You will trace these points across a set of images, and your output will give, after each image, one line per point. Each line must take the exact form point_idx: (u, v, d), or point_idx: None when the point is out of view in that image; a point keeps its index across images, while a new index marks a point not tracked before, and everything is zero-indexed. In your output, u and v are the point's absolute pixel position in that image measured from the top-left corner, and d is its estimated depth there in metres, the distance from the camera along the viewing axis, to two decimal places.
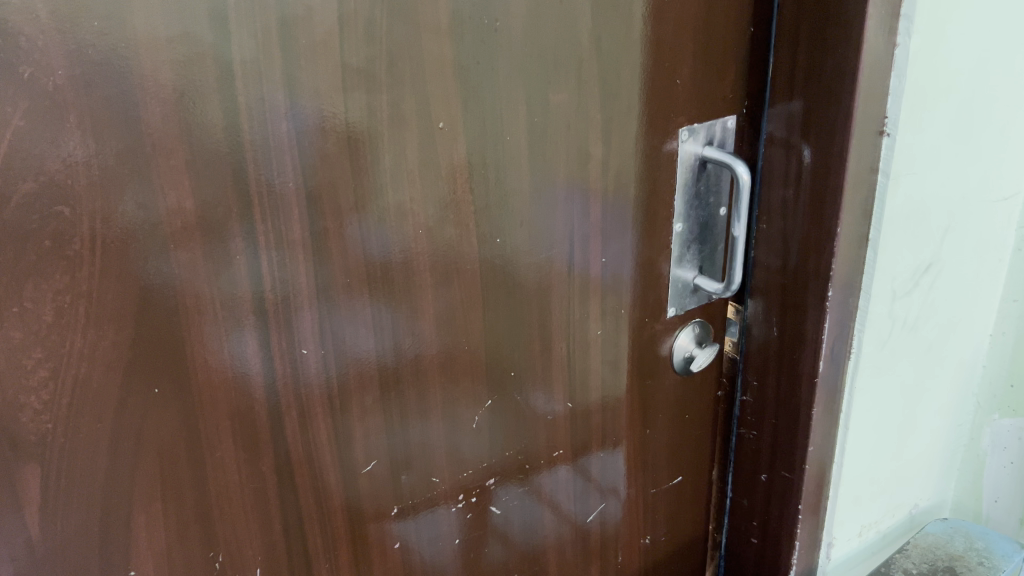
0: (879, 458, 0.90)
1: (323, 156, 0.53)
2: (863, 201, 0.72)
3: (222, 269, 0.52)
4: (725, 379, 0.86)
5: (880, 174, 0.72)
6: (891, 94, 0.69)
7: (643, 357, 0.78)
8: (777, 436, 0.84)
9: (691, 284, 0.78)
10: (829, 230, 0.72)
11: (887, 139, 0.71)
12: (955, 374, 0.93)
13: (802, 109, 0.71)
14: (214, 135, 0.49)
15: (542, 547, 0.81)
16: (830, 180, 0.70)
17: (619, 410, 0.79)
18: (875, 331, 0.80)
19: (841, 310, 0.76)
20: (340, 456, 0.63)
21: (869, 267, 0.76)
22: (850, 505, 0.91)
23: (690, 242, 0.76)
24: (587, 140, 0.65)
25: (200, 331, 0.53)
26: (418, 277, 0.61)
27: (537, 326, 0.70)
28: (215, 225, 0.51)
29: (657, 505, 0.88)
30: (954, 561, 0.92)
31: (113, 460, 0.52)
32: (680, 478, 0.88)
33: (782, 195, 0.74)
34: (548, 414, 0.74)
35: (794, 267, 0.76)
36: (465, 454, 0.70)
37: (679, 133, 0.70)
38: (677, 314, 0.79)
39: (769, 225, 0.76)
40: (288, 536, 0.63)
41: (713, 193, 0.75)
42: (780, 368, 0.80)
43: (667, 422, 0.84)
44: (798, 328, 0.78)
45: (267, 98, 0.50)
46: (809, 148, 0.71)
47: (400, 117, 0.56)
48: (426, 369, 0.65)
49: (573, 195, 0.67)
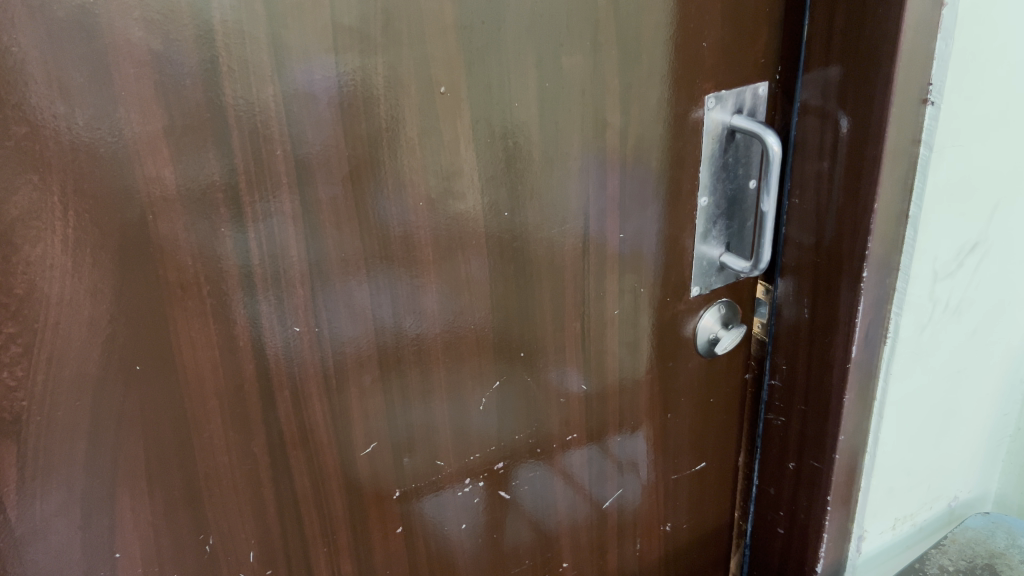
0: (917, 449, 0.85)
1: (315, 123, 0.50)
2: (904, 175, 0.67)
3: (206, 242, 0.49)
4: (753, 362, 0.82)
5: (923, 146, 0.67)
6: (936, 59, 0.64)
7: (664, 338, 0.75)
8: (806, 423, 0.79)
9: (717, 262, 0.74)
10: (866, 205, 0.67)
11: (931, 108, 0.66)
12: (1002, 362, 0.87)
13: (839, 75, 0.65)
14: (193, 98, 0.46)
15: (555, 532, 0.78)
16: (867, 152, 0.65)
17: (638, 392, 0.76)
18: (914, 314, 0.75)
19: (877, 292, 0.71)
20: (338, 437, 0.60)
21: (908, 246, 0.71)
22: (884, 497, 0.86)
23: (716, 217, 0.72)
24: (603, 106, 0.61)
25: (183, 307, 0.50)
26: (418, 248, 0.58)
27: (549, 304, 0.66)
28: (197, 195, 0.48)
29: (679, 491, 0.84)
30: (994, 558, 0.87)
31: (93, 438, 0.50)
32: (704, 465, 0.85)
33: (817, 168, 0.69)
34: (562, 396, 0.71)
35: (827, 245, 0.71)
36: (473, 436, 0.68)
37: (705, 100, 0.66)
38: (701, 293, 0.75)
39: (802, 200, 0.71)
40: (283, 519, 0.60)
41: (742, 165, 0.71)
42: (811, 352, 0.76)
43: (689, 406, 0.80)
44: (830, 310, 0.73)
45: (251, 60, 0.47)
46: (846, 116, 0.66)
47: (398, 81, 0.52)
48: (429, 349, 0.62)
49: (588, 165, 0.63)
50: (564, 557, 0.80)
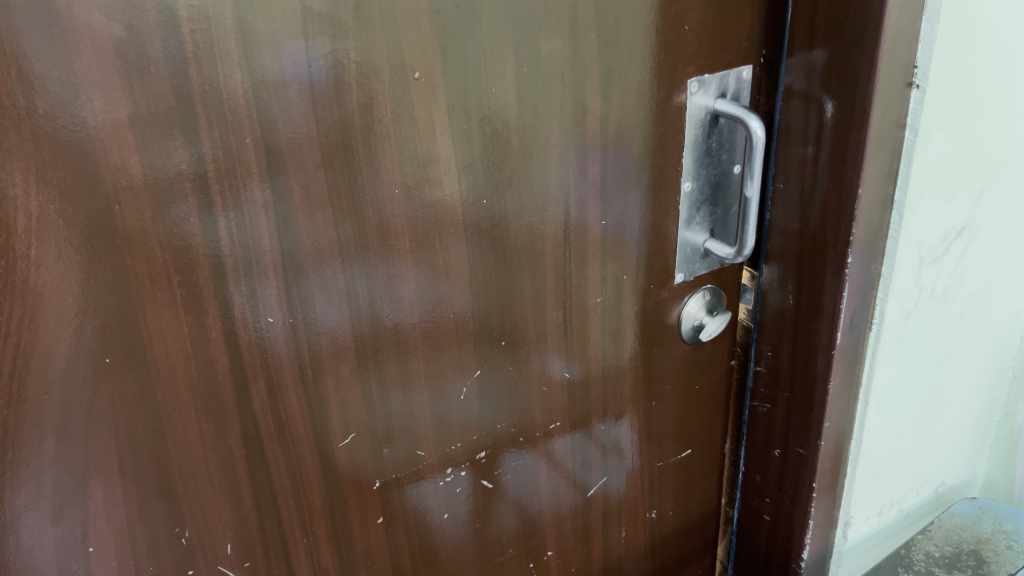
0: (902, 435, 0.84)
1: (285, 110, 0.49)
2: (889, 160, 0.66)
3: (175, 232, 0.49)
4: (739, 348, 0.81)
5: (908, 130, 0.66)
6: (921, 42, 0.63)
7: (647, 325, 0.74)
8: (791, 411, 0.78)
9: (701, 248, 0.73)
10: (850, 190, 0.66)
11: (915, 91, 0.65)
12: (989, 347, 0.86)
13: (823, 59, 0.64)
14: (158, 85, 0.45)
15: (539, 521, 0.77)
16: (851, 137, 0.65)
17: (622, 379, 0.75)
18: (900, 301, 0.74)
19: (862, 278, 0.70)
20: (315, 428, 0.59)
21: (893, 231, 0.70)
22: (869, 484, 0.85)
23: (700, 203, 0.71)
24: (583, 91, 0.60)
25: (153, 298, 0.49)
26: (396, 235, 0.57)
27: (530, 292, 0.66)
28: (165, 185, 0.47)
29: (665, 478, 0.84)
30: (980, 544, 0.86)
31: (62, 431, 0.49)
32: (689, 452, 0.84)
33: (801, 153, 0.68)
34: (545, 384, 0.71)
35: (812, 231, 0.70)
36: (454, 426, 0.67)
37: (688, 84, 0.65)
38: (685, 280, 0.74)
39: (787, 185, 0.70)
40: (260, 511, 0.60)
41: (726, 150, 0.70)
42: (796, 339, 0.75)
43: (673, 393, 0.79)
44: (814, 297, 0.72)
45: (218, 45, 0.46)
46: (830, 100, 0.65)
47: (370, 67, 0.51)
48: (408, 338, 0.61)
49: (568, 151, 0.62)
50: (548, 545, 0.79)
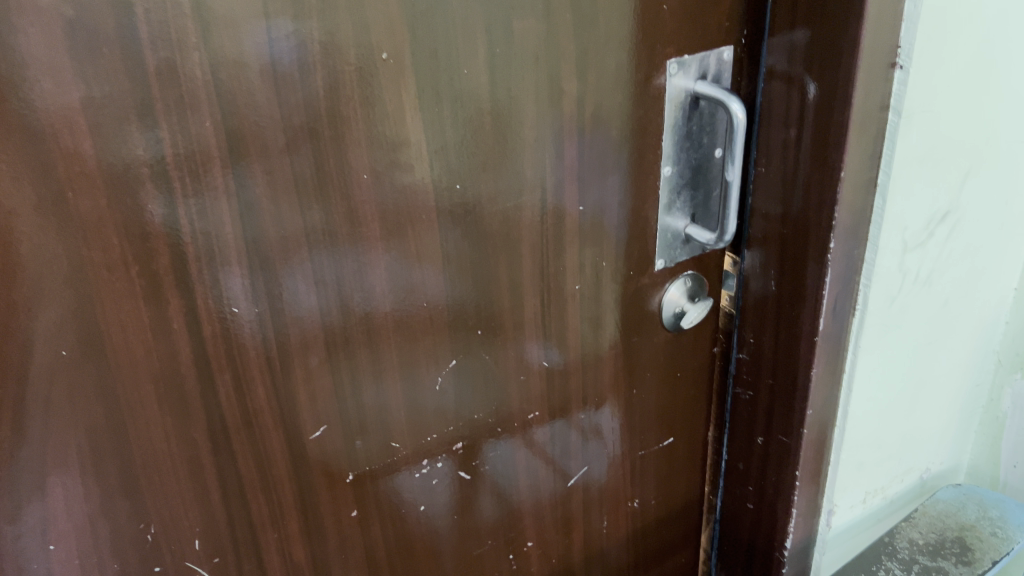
0: (887, 423, 0.83)
1: (246, 93, 0.48)
2: (872, 143, 0.65)
3: (133, 220, 0.47)
4: (721, 335, 0.80)
5: (891, 112, 0.64)
6: (905, 21, 0.61)
7: (628, 313, 0.73)
8: (773, 399, 0.77)
9: (682, 234, 0.72)
10: (833, 174, 0.65)
11: (899, 72, 0.63)
12: (973, 332, 0.84)
13: (805, 39, 0.63)
14: (111, 66, 0.43)
15: (518, 512, 0.76)
16: (834, 119, 0.63)
17: (601, 368, 0.74)
18: (884, 286, 0.72)
19: (845, 263, 0.69)
20: (284, 420, 0.58)
21: (877, 215, 0.68)
22: (853, 472, 0.84)
23: (680, 187, 0.70)
24: (558, 73, 0.59)
25: (110, 289, 0.48)
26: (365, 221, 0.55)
27: (506, 279, 0.64)
28: (120, 171, 0.46)
29: (647, 467, 0.83)
30: (965, 531, 0.86)
31: (18, 426, 0.48)
32: (672, 440, 0.83)
33: (783, 136, 0.67)
34: (522, 373, 0.69)
35: (794, 216, 0.69)
36: (429, 417, 0.66)
37: (667, 65, 0.64)
38: (666, 266, 0.73)
39: (768, 169, 0.69)
40: (229, 505, 0.58)
41: (707, 133, 0.69)
42: (778, 326, 0.74)
43: (655, 381, 0.78)
44: (796, 282, 0.71)
45: (173, 24, 0.44)
46: (813, 82, 0.63)
47: (335, 47, 0.49)
48: (379, 328, 0.59)
49: (544, 135, 0.60)
50: (528, 536, 0.78)
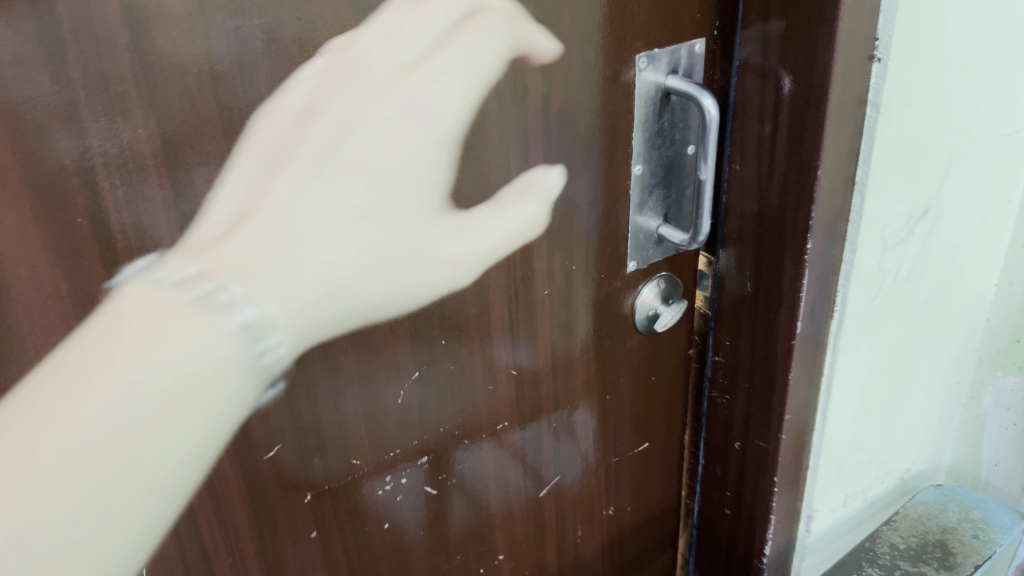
0: (867, 424, 0.80)
1: (182, 95, 0.44)
2: (850, 139, 0.62)
3: (62, 233, 0.44)
4: (696, 336, 0.77)
5: (868, 106, 0.62)
6: (883, 12, 0.59)
7: (599, 316, 0.70)
8: (751, 403, 0.74)
9: (655, 234, 0.69)
10: (809, 173, 0.62)
11: (877, 65, 0.61)
12: (954, 330, 0.82)
13: (780, 30, 0.60)
14: (32, 68, 0.40)
15: (488, 524, 0.74)
16: (810, 115, 0.60)
17: (572, 374, 0.71)
18: (863, 286, 0.70)
19: (823, 263, 0.66)
20: (237, 441, 0.55)
21: (855, 213, 0.66)
22: (833, 475, 0.81)
23: (652, 186, 0.67)
24: (523, 69, 0.55)
25: (38, 306, 0.44)
26: (378, 177, 0.51)
27: (472, 287, 0.61)
28: (46, 180, 0.42)
29: (621, 474, 0.80)
30: (946, 534, 0.84)
31: None
32: (647, 445, 0.80)
33: (758, 132, 0.64)
34: (490, 382, 0.67)
35: (770, 214, 0.66)
36: (392, 432, 0.63)
37: (636, 59, 0.61)
38: (639, 268, 0.70)
39: (743, 166, 0.66)
40: (179, 533, 0.55)
41: (679, 129, 0.66)
42: (755, 329, 0.71)
43: (628, 386, 0.75)
44: (772, 283, 0.68)
45: (99, 23, 0.41)
46: (788, 75, 0.61)
47: (279, 45, 0.46)
48: (336, 344, 0.56)
49: (509, 136, 0.57)
50: (500, 549, 0.76)
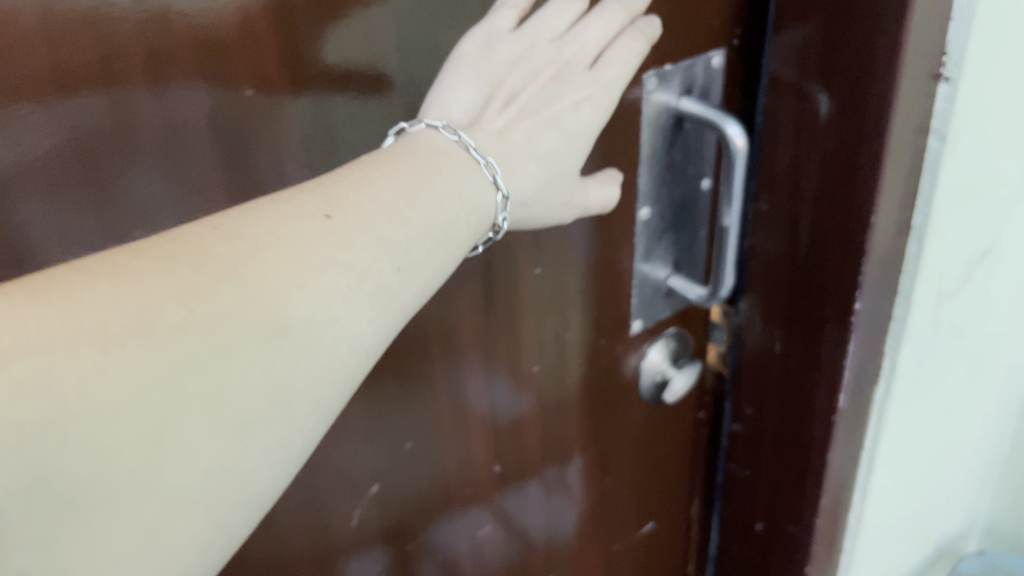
0: (907, 495, 0.69)
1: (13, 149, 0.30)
2: (909, 177, 0.50)
3: None
4: (708, 398, 0.66)
5: (932, 136, 0.50)
6: (954, 19, 0.46)
7: (597, 389, 0.58)
8: (777, 483, 0.62)
9: (663, 286, 0.57)
10: (862, 219, 0.49)
11: (944, 86, 0.48)
12: (1001, 380, 0.72)
13: (819, 38, 0.47)
14: None
15: None
16: (863, 148, 0.48)
17: (565, 458, 0.59)
18: (914, 347, 0.58)
19: (871, 324, 0.54)
20: None
21: (910, 264, 0.54)
22: (869, 554, 0.70)
23: (661, 230, 0.55)
24: None
25: None
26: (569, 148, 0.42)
27: (444, 376, 0.48)
28: None
29: (624, 561, 0.69)
30: None
31: None
32: (652, 524, 0.69)
33: (791, 165, 0.52)
34: (468, 482, 0.54)
35: (803, 263, 0.54)
36: (346, 559, 0.50)
37: (644, 78, 0.48)
38: (644, 327, 0.58)
39: (772, 206, 0.54)
40: None
41: (692, 160, 0.53)
42: (784, 399, 0.59)
43: (631, 463, 0.64)
44: (809, 348, 0.56)
45: None
46: (826, 94, 0.48)
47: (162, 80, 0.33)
48: None
49: None
50: None
